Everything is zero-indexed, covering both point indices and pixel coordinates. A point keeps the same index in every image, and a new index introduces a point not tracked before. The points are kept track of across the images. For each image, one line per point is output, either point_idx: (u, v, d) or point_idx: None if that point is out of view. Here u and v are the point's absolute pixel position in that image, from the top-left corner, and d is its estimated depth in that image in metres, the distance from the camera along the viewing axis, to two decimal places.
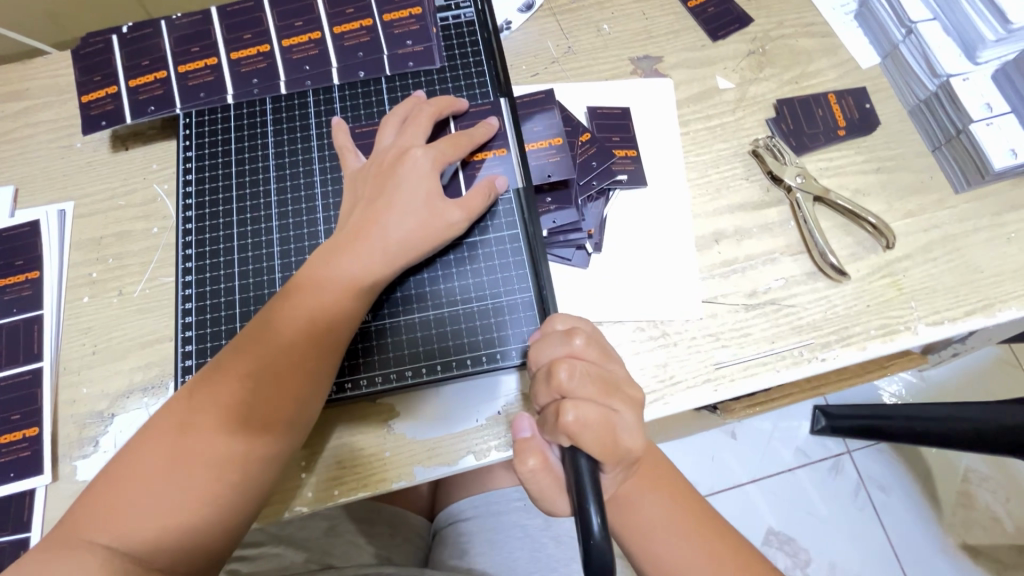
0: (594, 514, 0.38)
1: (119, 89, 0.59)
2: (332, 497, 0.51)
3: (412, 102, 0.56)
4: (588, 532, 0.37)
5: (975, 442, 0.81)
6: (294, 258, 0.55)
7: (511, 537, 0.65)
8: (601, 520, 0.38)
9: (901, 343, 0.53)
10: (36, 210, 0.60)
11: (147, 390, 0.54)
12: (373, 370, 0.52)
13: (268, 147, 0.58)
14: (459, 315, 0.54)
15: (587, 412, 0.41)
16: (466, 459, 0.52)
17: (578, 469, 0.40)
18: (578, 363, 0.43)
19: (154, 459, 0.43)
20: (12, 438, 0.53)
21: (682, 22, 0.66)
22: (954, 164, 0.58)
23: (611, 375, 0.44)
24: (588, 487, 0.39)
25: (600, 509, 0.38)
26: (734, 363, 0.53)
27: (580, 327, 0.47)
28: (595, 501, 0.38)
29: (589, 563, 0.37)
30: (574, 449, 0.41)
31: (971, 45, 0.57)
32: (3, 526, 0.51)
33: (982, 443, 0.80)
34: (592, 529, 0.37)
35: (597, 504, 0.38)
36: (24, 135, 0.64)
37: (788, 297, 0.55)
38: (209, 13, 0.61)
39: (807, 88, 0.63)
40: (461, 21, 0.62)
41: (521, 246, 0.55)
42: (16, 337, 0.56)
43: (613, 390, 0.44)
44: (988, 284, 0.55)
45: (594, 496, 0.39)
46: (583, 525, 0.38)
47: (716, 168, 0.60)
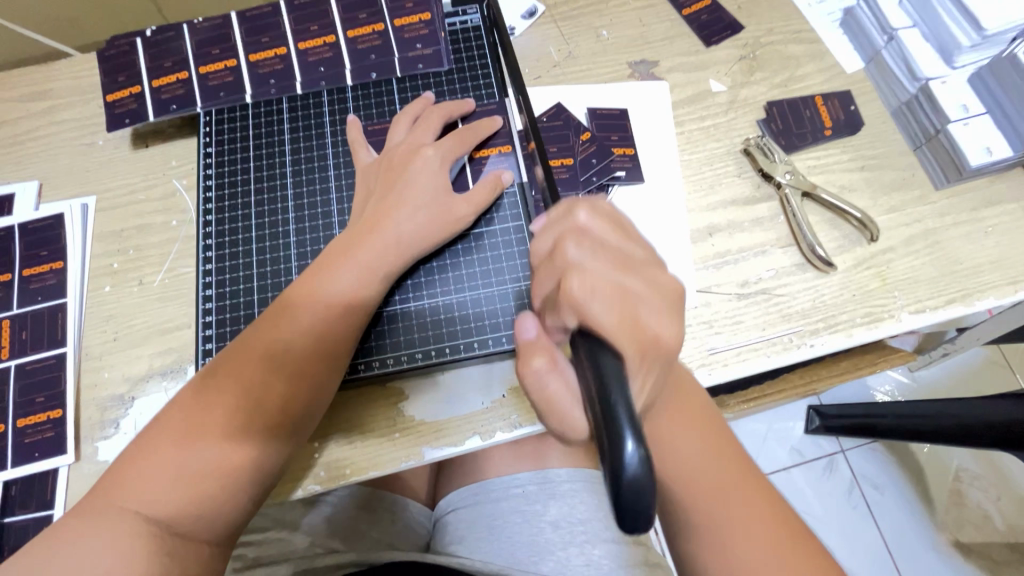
0: (630, 444, 0.27)
1: (142, 89, 0.63)
2: (344, 475, 0.53)
3: (422, 102, 0.60)
4: (620, 462, 0.27)
5: (962, 438, 0.84)
6: (310, 248, 0.58)
7: (510, 522, 0.66)
8: (641, 452, 0.27)
9: (886, 331, 0.56)
10: (60, 204, 0.63)
11: (166, 374, 0.57)
12: (384, 353, 0.55)
13: (285, 144, 0.62)
14: (467, 301, 0.56)
15: (594, 280, 0.37)
16: (472, 440, 0.54)
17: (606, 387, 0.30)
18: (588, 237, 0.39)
19: (177, 435, 0.46)
20: (36, 419, 0.55)
21: (677, 29, 0.69)
22: (933, 162, 0.61)
23: (629, 255, 0.40)
24: (623, 412, 0.29)
25: (640, 440, 0.28)
26: (726, 349, 0.56)
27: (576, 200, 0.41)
28: (634, 429, 0.28)
29: (619, 503, 0.27)
30: (595, 358, 0.32)
31: (948, 50, 0.61)
32: (27, 504, 0.53)
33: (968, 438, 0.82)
34: (626, 459, 0.27)
35: (634, 430, 0.28)
36: (48, 133, 0.67)
37: (778, 287, 0.58)
38: (229, 18, 0.64)
39: (795, 91, 0.66)
40: (467, 27, 0.66)
41: (526, 236, 0.58)
42: (41, 324, 0.59)
43: (630, 269, 0.39)
44: (967, 275, 0.58)
45: (631, 424, 0.28)
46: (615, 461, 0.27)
47: (710, 166, 0.63)
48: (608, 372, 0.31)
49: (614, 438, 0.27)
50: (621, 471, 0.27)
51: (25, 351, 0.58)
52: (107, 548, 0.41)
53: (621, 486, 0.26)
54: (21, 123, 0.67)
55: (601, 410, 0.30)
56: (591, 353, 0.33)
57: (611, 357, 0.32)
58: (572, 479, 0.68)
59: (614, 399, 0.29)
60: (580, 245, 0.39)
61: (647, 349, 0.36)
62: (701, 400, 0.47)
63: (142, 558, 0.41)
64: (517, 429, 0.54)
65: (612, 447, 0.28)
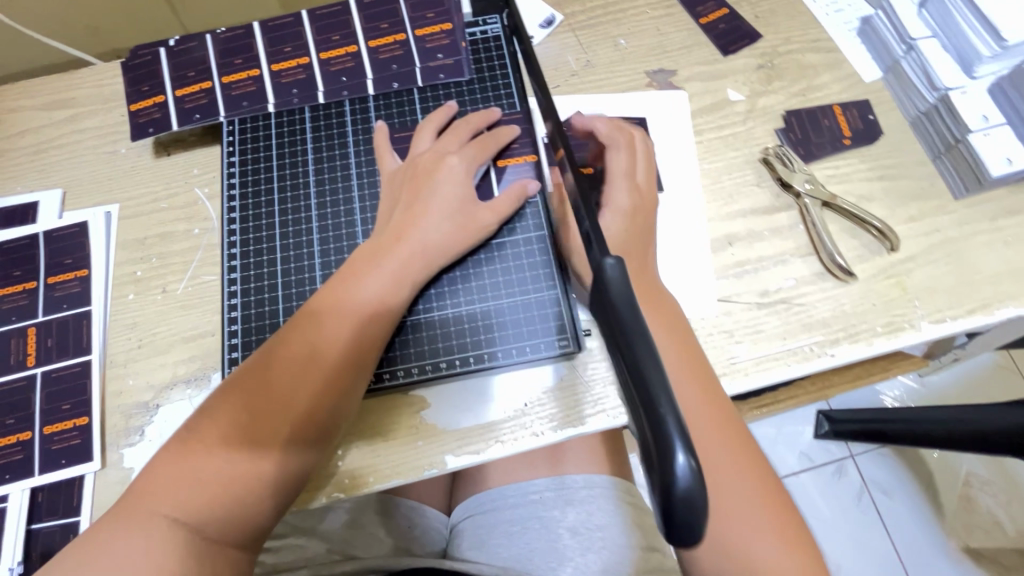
0: (679, 453, 0.25)
1: (166, 98, 0.63)
2: (367, 483, 0.54)
3: (446, 112, 0.61)
4: (673, 479, 0.25)
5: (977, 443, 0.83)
6: (334, 257, 0.58)
7: (527, 528, 0.66)
8: (689, 461, 0.25)
9: (906, 341, 0.56)
10: (83, 212, 0.64)
11: (190, 382, 0.57)
12: (409, 362, 0.55)
13: (308, 153, 0.62)
14: (490, 310, 0.57)
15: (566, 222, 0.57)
16: (494, 448, 0.54)
17: (650, 392, 0.27)
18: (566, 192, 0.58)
19: (207, 442, 0.46)
20: (62, 426, 0.56)
21: (695, 38, 0.70)
22: (953, 172, 0.61)
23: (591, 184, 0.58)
24: (669, 419, 0.26)
25: (688, 447, 0.26)
26: (747, 358, 0.56)
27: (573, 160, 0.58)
28: (682, 436, 0.26)
29: (669, 514, 0.26)
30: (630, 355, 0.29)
31: (967, 61, 0.61)
32: (54, 511, 0.54)
33: (984, 443, 0.81)
34: (679, 476, 0.25)
35: (684, 440, 0.26)
36: (71, 141, 0.67)
37: (798, 296, 0.58)
38: (251, 28, 0.65)
39: (813, 101, 0.67)
40: (488, 36, 0.66)
41: (548, 246, 0.58)
42: (66, 331, 0.59)
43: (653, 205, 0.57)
44: (987, 285, 0.58)
45: (680, 434, 0.26)
46: (663, 472, 0.25)
47: (729, 175, 0.64)
48: (648, 375, 0.27)
49: (665, 454, 0.25)
50: (673, 488, 0.25)
51: (51, 359, 0.58)
52: (144, 554, 0.42)
53: (674, 504, 0.25)
54: (44, 131, 0.68)
55: (645, 421, 0.27)
56: (626, 347, 0.29)
57: (649, 353, 0.28)
58: (589, 485, 0.68)
59: (659, 409, 0.26)
60: (617, 168, 0.57)
61: (639, 256, 0.53)
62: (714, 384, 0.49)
63: (178, 564, 0.42)
64: (539, 438, 0.54)
65: (661, 463, 0.26)
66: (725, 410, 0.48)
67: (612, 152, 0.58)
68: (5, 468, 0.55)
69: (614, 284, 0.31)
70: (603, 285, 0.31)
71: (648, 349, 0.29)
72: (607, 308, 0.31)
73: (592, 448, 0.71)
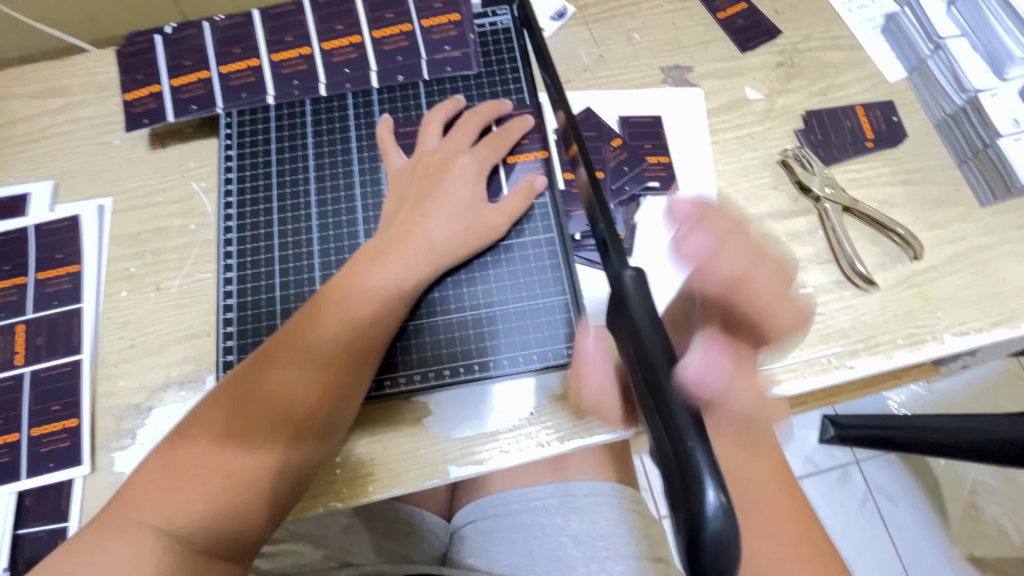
0: (708, 487, 0.24)
1: (161, 88, 0.61)
2: (366, 493, 0.52)
3: (454, 105, 0.59)
4: (701, 520, 0.23)
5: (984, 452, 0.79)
6: (334, 258, 0.56)
7: (529, 535, 0.64)
8: (720, 497, 0.24)
9: (927, 353, 0.54)
10: (76, 205, 0.61)
11: (184, 384, 0.55)
12: (410, 369, 0.54)
13: (308, 148, 0.60)
14: (496, 315, 0.55)
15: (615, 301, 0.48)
16: (498, 458, 0.52)
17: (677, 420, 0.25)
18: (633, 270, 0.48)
19: (198, 447, 0.44)
20: (51, 428, 0.54)
21: (712, 33, 0.67)
22: (980, 179, 0.59)
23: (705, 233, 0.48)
24: (699, 452, 0.24)
25: (718, 480, 0.24)
26: (762, 369, 0.54)
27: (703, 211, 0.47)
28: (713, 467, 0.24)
29: (695, 555, 0.24)
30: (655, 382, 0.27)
31: (998, 62, 0.59)
32: (42, 515, 0.52)
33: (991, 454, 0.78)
34: (708, 515, 0.23)
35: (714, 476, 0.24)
36: (64, 131, 0.65)
37: (815, 305, 0.56)
38: (251, 16, 0.62)
39: (834, 101, 0.64)
40: (497, 28, 0.64)
41: (557, 249, 0.56)
42: (56, 329, 0.57)
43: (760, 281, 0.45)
44: (1013, 296, 0.56)
45: (711, 468, 0.24)
46: (691, 509, 0.24)
47: (746, 177, 0.61)
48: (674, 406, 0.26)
49: (692, 492, 0.24)
50: (701, 529, 0.23)
51: (39, 358, 0.56)
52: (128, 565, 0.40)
53: (704, 548, 0.23)
54: (36, 120, 0.66)
55: (671, 455, 0.25)
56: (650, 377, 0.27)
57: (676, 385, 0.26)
58: (594, 493, 0.66)
59: (687, 442, 0.25)
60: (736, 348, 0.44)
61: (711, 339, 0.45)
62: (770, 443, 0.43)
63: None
64: (545, 449, 0.52)
65: (687, 502, 0.24)
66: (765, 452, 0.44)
67: (726, 253, 0.46)
68: None
69: (637, 309, 0.29)
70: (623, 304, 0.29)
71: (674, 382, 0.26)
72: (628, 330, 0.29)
73: (596, 455, 0.69)
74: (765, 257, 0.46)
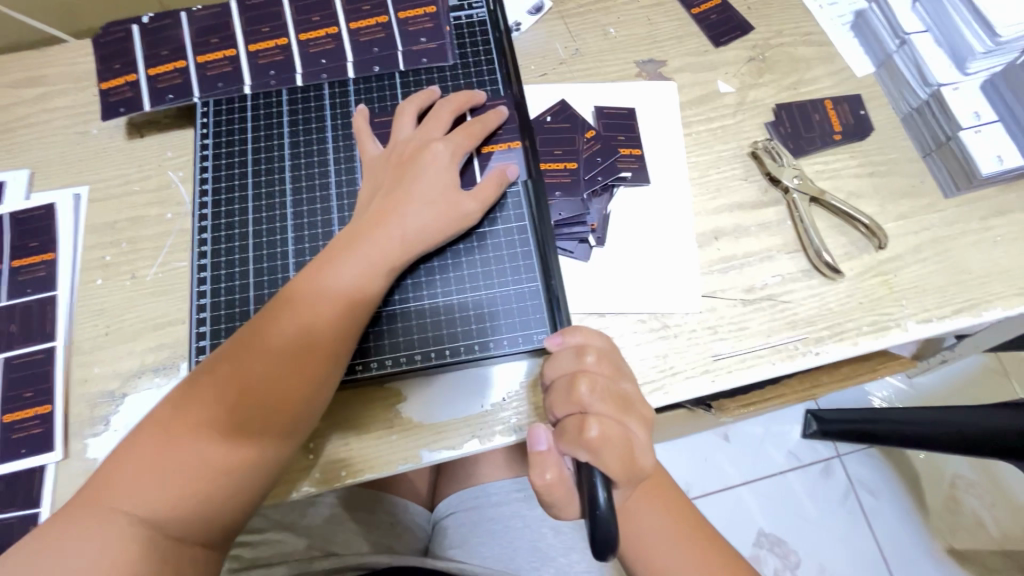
0: None
1: (138, 77, 0.61)
2: (339, 478, 0.52)
3: (429, 95, 0.59)
4: None
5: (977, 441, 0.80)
6: (309, 245, 0.57)
7: (510, 527, 0.65)
8: None
9: (893, 339, 0.55)
10: (52, 193, 0.62)
11: (158, 370, 0.56)
12: (383, 355, 0.54)
13: (283, 137, 0.60)
14: (469, 302, 0.55)
15: (560, 411, 0.45)
16: (471, 443, 0.53)
17: None
18: (597, 381, 0.45)
19: (171, 434, 0.45)
20: (23, 415, 0.54)
21: (686, 28, 0.68)
22: (943, 170, 0.60)
23: (629, 397, 0.46)
24: None
25: None
26: (730, 356, 0.55)
27: (590, 344, 0.48)
28: None
29: None
30: None
31: (961, 57, 0.60)
32: (12, 502, 0.52)
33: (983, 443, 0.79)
34: None
35: None
36: (41, 120, 0.65)
37: (783, 293, 0.57)
38: (229, 6, 0.63)
39: (804, 95, 0.65)
40: (473, 21, 0.65)
41: (529, 237, 0.57)
42: (30, 317, 0.57)
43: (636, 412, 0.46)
44: (976, 284, 0.57)
45: None
46: None
47: (717, 168, 0.62)
48: None
49: None
50: None
51: (13, 345, 0.56)
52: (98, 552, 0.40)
53: None
54: (13, 109, 0.66)
55: None
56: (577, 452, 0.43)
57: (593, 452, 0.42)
58: None
59: None
60: (610, 431, 0.43)
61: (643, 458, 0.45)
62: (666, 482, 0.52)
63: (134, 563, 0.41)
64: (516, 434, 0.53)
65: None
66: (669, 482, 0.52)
67: (626, 378, 0.47)
68: None
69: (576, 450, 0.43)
70: None
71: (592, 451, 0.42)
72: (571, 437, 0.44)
73: None
74: (622, 381, 0.47)
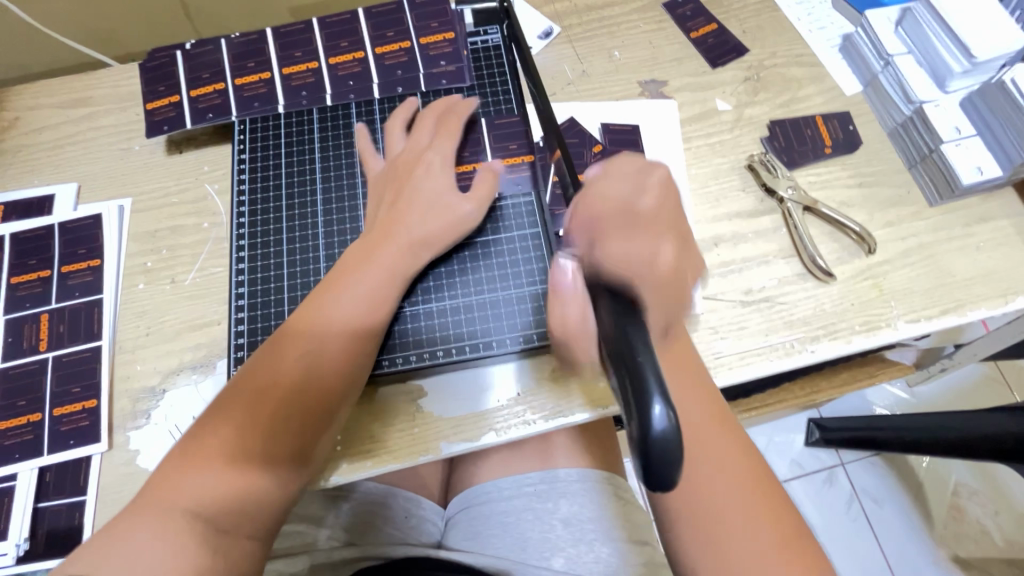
0: (656, 404, 0.28)
1: (181, 98, 0.66)
2: (366, 467, 0.55)
3: (448, 104, 0.64)
4: (650, 431, 0.27)
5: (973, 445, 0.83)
6: (339, 249, 0.61)
7: (521, 519, 0.67)
8: (666, 413, 0.28)
9: (884, 338, 0.59)
10: (97, 205, 0.66)
11: (196, 368, 0.60)
12: (407, 351, 0.58)
13: (314, 151, 0.65)
14: (486, 302, 0.60)
15: (609, 199, 0.43)
16: (488, 435, 0.57)
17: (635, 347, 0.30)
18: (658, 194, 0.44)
19: (209, 441, 0.47)
20: (71, 408, 0.58)
21: (685, 51, 0.73)
22: (928, 181, 0.64)
23: (678, 225, 0.46)
24: (649, 372, 0.29)
25: (666, 401, 0.28)
26: (731, 353, 0.59)
27: (658, 168, 0.45)
28: (661, 392, 0.28)
29: (648, 465, 0.27)
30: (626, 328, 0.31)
31: (940, 75, 0.65)
32: (60, 490, 0.55)
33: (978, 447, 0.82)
34: (656, 426, 0.27)
35: (662, 396, 0.28)
36: (87, 138, 0.70)
37: (780, 295, 0.61)
38: (264, 33, 0.68)
39: (797, 112, 0.70)
40: (488, 46, 0.70)
41: (543, 243, 0.62)
42: (78, 318, 0.61)
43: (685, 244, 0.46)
44: (961, 287, 0.61)
45: (659, 389, 0.28)
46: (640, 420, 0.28)
47: (715, 180, 0.67)
48: (641, 357, 0.29)
49: (644, 408, 0.27)
50: (649, 437, 0.27)
51: (62, 344, 0.60)
52: (157, 552, 0.42)
53: (651, 452, 0.27)
54: (62, 127, 0.71)
55: (629, 380, 0.29)
56: (611, 316, 0.33)
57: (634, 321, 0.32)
58: (580, 478, 0.70)
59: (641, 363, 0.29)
60: (654, 244, 0.41)
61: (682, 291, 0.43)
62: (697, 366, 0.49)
63: (192, 555, 0.43)
64: (531, 426, 0.57)
65: (640, 418, 0.28)
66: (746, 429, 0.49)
67: (681, 219, 0.47)
68: (14, 447, 0.56)
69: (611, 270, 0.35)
70: None
71: (630, 318, 0.32)
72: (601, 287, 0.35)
73: (585, 445, 0.74)
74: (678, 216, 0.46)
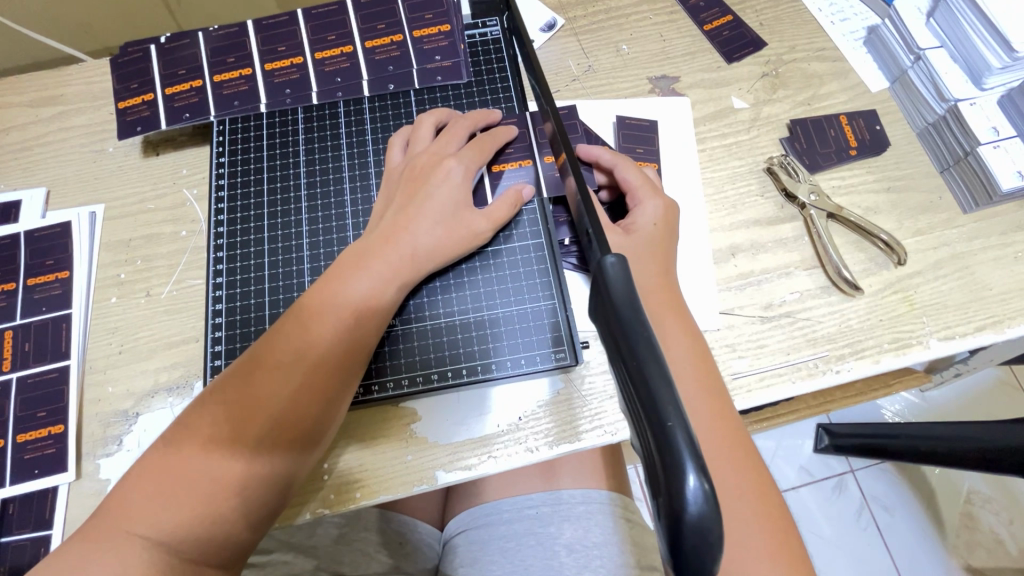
0: (691, 474, 0.25)
1: (155, 96, 0.62)
2: (353, 499, 0.51)
3: (489, 116, 0.60)
4: (682, 503, 0.25)
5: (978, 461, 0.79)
6: (324, 261, 0.56)
7: (523, 544, 0.63)
8: (700, 483, 0.25)
9: (914, 357, 0.55)
10: (67, 212, 0.62)
11: (172, 390, 0.55)
12: (398, 374, 0.54)
13: (299, 155, 0.61)
14: (484, 320, 0.55)
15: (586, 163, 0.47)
16: (486, 464, 0.52)
17: (660, 404, 0.27)
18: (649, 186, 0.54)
19: (182, 455, 0.43)
20: (37, 434, 0.53)
21: (697, 45, 0.68)
22: (962, 186, 0.60)
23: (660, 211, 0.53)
24: (680, 435, 0.26)
25: (701, 469, 0.26)
26: (750, 374, 0.54)
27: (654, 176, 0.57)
28: (695, 458, 0.26)
29: (678, 539, 0.26)
30: (646, 380, 0.28)
31: (977, 71, 0.60)
32: (25, 523, 0.51)
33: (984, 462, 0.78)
34: (689, 501, 0.25)
35: (696, 463, 0.26)
36: (57, 139, 0.65)
37: (802, 310, 0.57)
38: (246, 26, 0.63)
39: (819, 110, 0.65)
40: (487, 39, 0.66)
41: (545, 254, 0.57)
42: (45, 336, 0.57)
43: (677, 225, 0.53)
44: (998, 301, 0.56)
45: (692, 455, 0.26)
46: (672, 491, 0.25)
47: (731, 184, 0.62)
48: (665, 414, 0.27)
49: (674, 477, 0.25)
50: (683, 512, 0.25)
51: (28, 364, 0.56)
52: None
53: (684, 529, 0.25)
54: (30, 128, 0.66)
55: (654, 442, 0.27)
56: (630, 355, 0.29)
57: (655, 360, 0.28)
58: (586, 500, 0.65)
59: (667, 424, 0.26)
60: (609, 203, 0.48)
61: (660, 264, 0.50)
62: (709, 365, 0.47)
63: None
64: (534, 454, 0.52)
65: (670, 489, 0.26)
66: (732, 425, 0.45)
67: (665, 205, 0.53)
68: None
69: (616, 285, 0.31)
70: (605, 287, 0.32)
71: (653, 356, 0.29)
72: (608, 308, 0.31)
73: (589, 463, 0.68)
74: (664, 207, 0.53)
